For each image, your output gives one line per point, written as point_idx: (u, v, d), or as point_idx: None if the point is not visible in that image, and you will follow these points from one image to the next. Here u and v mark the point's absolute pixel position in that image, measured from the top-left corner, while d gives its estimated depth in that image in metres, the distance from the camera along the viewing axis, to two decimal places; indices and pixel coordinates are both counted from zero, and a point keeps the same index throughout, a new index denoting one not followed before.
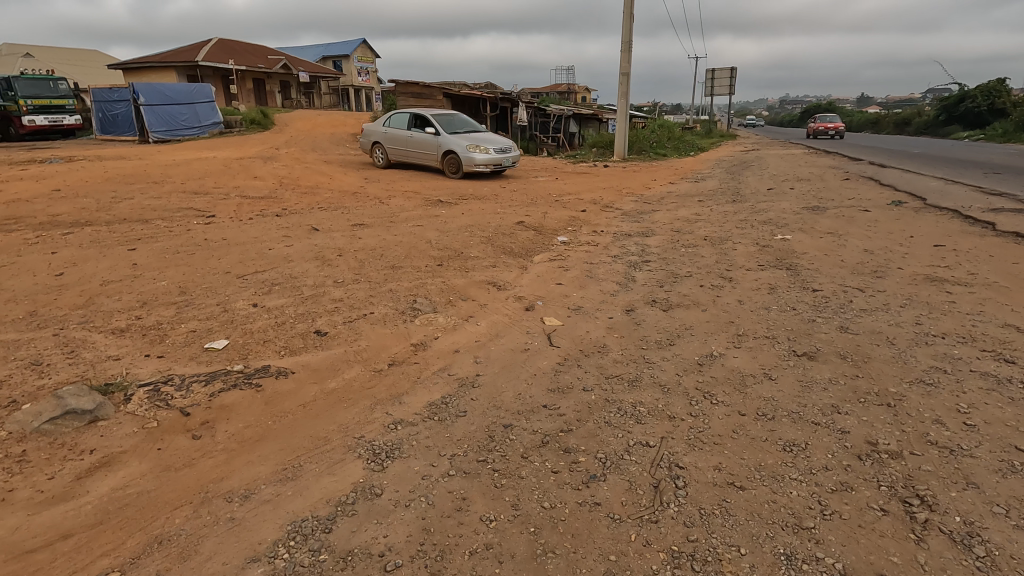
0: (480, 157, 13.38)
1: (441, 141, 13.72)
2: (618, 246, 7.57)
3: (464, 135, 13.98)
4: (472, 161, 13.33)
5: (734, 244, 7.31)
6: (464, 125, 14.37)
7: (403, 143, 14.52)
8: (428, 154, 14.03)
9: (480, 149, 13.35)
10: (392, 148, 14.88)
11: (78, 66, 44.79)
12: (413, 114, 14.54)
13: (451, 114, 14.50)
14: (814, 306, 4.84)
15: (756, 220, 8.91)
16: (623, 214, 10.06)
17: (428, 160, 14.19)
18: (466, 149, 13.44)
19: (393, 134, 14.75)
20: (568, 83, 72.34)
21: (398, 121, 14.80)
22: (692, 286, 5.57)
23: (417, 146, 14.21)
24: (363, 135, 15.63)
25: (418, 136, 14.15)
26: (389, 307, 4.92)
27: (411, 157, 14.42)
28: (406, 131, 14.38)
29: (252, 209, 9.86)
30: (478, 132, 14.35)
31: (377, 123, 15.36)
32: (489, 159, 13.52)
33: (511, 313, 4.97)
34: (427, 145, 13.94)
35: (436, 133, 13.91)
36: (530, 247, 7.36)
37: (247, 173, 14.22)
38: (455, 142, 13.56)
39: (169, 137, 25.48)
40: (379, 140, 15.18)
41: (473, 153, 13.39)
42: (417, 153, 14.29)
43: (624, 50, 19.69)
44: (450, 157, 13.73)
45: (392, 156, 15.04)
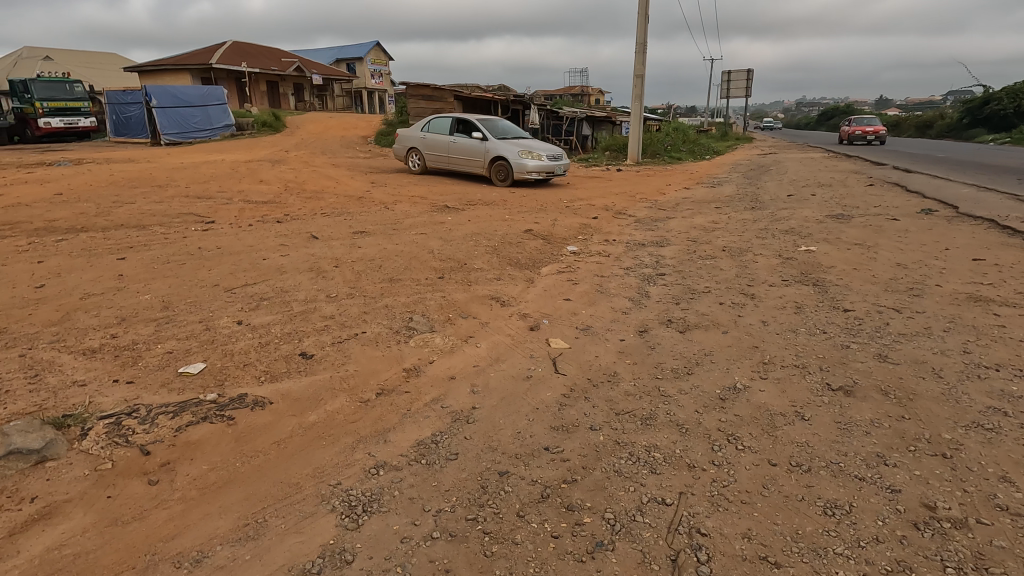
0: (534, 163, 12.78)
1: (490, 147, 13.09)
2: (631, 257, 7.17)
3: (513, 140, 13.38)
4: (524, 168, 12.74)
5: (754, 256, 6.89)
6: (508, 130, 13.75)
7: (445, 149, 13.87)
8: (474, 160, 13.40)
9: (533, 156, 12.75)
10: (431, 153, 14.20)
11: (97, 70, 45.33)
12: (455, 118, 13.87)
13: (495, 119, 13.87)
14: (846, 330, 4.41)
15: (776, 229, 8.47)
16: (637, 221, 9.64)
17: (473, 166, 13.56)
18: (517, 155, 12.84)
19: (433, 139, 14.07)
20: (581, 86, 71.97)
21: (438, 125, 14.13)
22: (710, 304, 5.17)
23: (461, 151, 13.57)
24: (398, 140, 14.90)
25: (463, 142, 13.51)
26: (383, 326, 4.57)
27: (454, 163, 13.76)
28: (447, 136, 13.71)
29: (254, 215, 9.60)
30: (524, 137, 13.73)
31: (413, 127, 14.64)
32: (541, 166, 12.92)
33: (514, 334, 4.60)
34: (474, 151, 13.30)
35: (483, 138, 13.26)
36: (538, 257, 6.99)
37: (253, 176, 14.02)
38: (506, 148, 12.94)
39: (181, 139, 25.52)
40: (416, 145, 14.47)
41: (524, 159, 12.78)
42: (461, 160, 13.63)
43: (638, 52, 19.27)
44: (499, 163, 13.14)
45: (431, 162, 14.36)
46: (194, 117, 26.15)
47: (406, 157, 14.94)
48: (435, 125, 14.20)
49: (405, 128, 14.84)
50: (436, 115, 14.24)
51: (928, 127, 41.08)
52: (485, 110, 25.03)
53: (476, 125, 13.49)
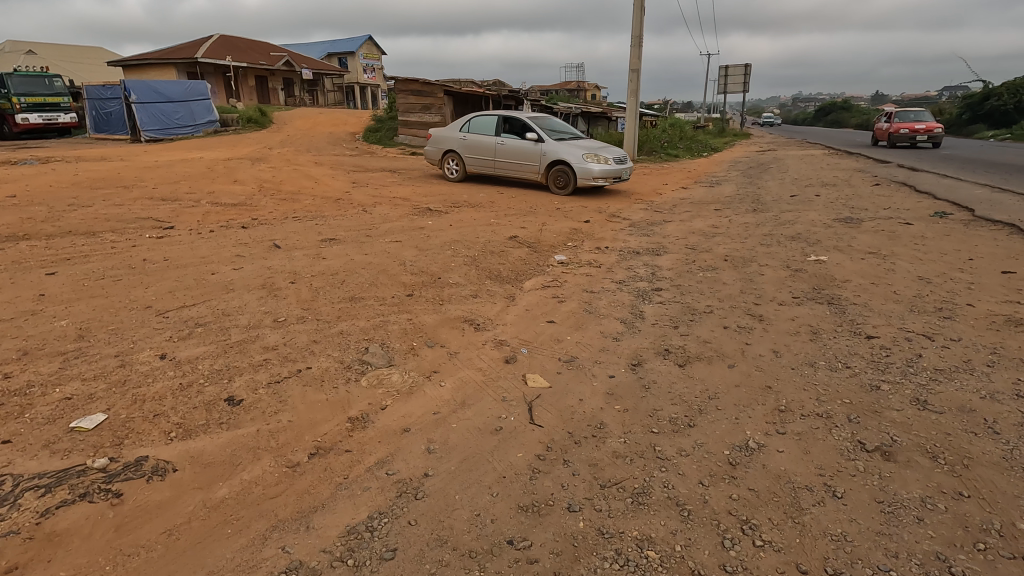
0: (601, 168, 11.23)
1: (548, 150, 11.49)
2: (624, 268, 6.53)
3: (571, 141, 11.79)
4: (589, 173, 11.14)
5: (759, 266, 6.26)
6: (562, 129, 12.19)
7: (490, 152, 12.26)
8: (528, 165, 11.80)
9: (599, 159, 11.20)
10: (474, 158, 12.56)
11: (81, 65, 44.28)
12: (501, 117, 12.26)
13: (546, 117, 12.29)
14: (872, 363, 3.78)
15: (782, 235, 7.85)
16: (632, 225, 8.98)
17: (525, 171, 11.93)
18: (580, 158, 11.27)
19: (477, 142, 12.43)
20: (577, 81, 71.04)
21: (482, 125, 12.50)
22: (713, 328, 4.52)
23: (512, 154, 11.96)
24: (431, 143, 13.22)
25: (514, 144, 11.90)
26: (332, 360, 3.91)
27: (502, 168, 12.12)
28: (493, 138, 12.11)
29: (219, 220, 8.90)
30: (581, 138, 12.14)
31: (450, 127, 12.96)
32: (607, 171, 11.35)
33: (487, 368, 3.94)
34: (529, 154, 11.71)
35: (538, 139, 11.63)
36: (522, 270, 6.32)
37: (228, 176, 13.27)
38: (566, 150, 11.36)
39: (163, 136, 24.65)
40: (454, 148, 12.82)
41: (588, 163, 11.22)
42: (512, 165, 12.02)
43: (633, 45, 18.60)
44: (558, 168, 11.53)
45: (472, 168, 12.73)
46: (176, 113, 25.34)
47: (442, 162, 13.22)
48: (479, 125, 12.54)
49: (440, 129, 13.13)
50: (478, 114, 12.62)
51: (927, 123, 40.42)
52: (475, 105, 24.31)
53: (529, 124, 11.87)
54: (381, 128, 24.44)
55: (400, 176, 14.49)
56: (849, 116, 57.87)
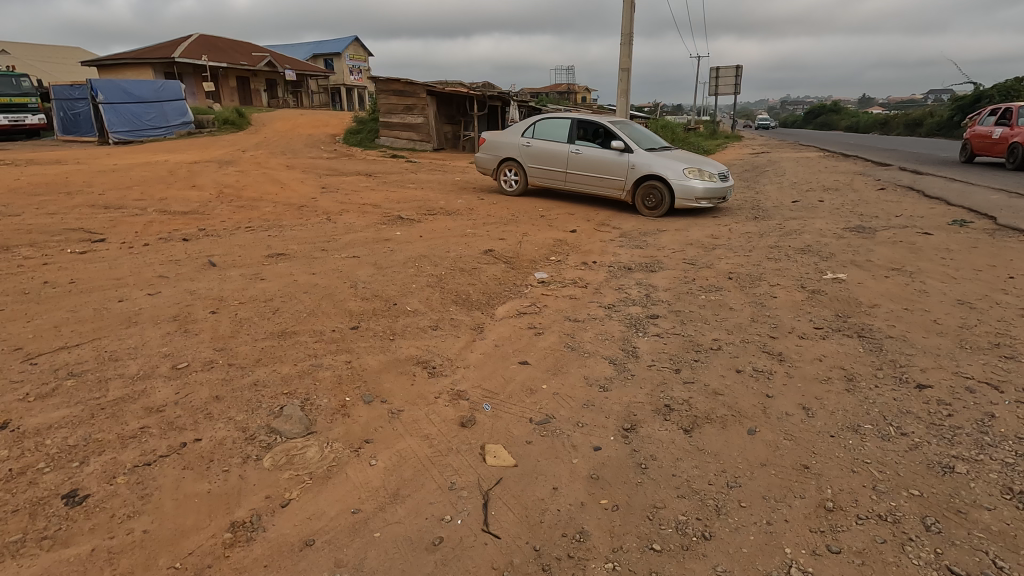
0: (706, 186, 8.92)
1: (638, 163, 9.16)
2: (614, 289, 5.65)
3: (664, 152, 9.45)
4: (693, 192, 8.82)
5: (768, 287, 5.43)
6: (649, 137, 9.85)
7: (559, 162, 10.00)
8: (610, 180, 9.50)
9: (704, 175, 8.91)
10: (539, 169, 10.32)
11: (57, 66, 42.90)
12: (575, 120, 9.96)
13: (628, 122, 9.98)
14: (933, 427, 2.94)
15: (789, 247, 7.02)
16: (622, 236, 8.12)
17: (606, 188, 9.64)
18: (680, 174, 8.95)
19: (545, 150, 10.15)
20: (567, 84, 70.34)
21: (550, 129, 10.21)
22: (724, 374, 3.65)
23: (590, 166, 9.63)
24: (485, 149, 10.94)
25: (592, 153, 9.61)
26: (231, 429, 2.98)
27: (576, 183, 9.89)
28: (564, 146, 9.87)
29: (161, 231, 7.92)
30: (671, 148, 9.80)
31: (511, 130, 10.67)
32: (713, 190, 9.05)
33: (436, 436, 3.03)
34: (614, 167, 9.38)
35: (625, 148, 9.29)
36: (494, 293, 5.41)
37: (187, 180, 12.25)
38: (661, 164, 9.04)
39: (133, 138, 23.45)
40: (515, 156, 10.56)
41: (689, 180, 8.92)
42: (589, 179, 9.71)
43: (624, 43, 17.80)
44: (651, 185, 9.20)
45: (535, 180, 10.46)
46: (148, 114, 24.20)
47: (498, 171, 11.01)
48: (547, 130, 10.24)
49: (498, 132, 10.83)
50: (546, 116, 10.33)
51: (918, 124, 39.90)
52: (459, 106, 23.44)
53: (614, 131, 9.55)
54: (363, 130, 23.55)
55: (375, 180, 13.55)
56: (839, 118, 57.54)
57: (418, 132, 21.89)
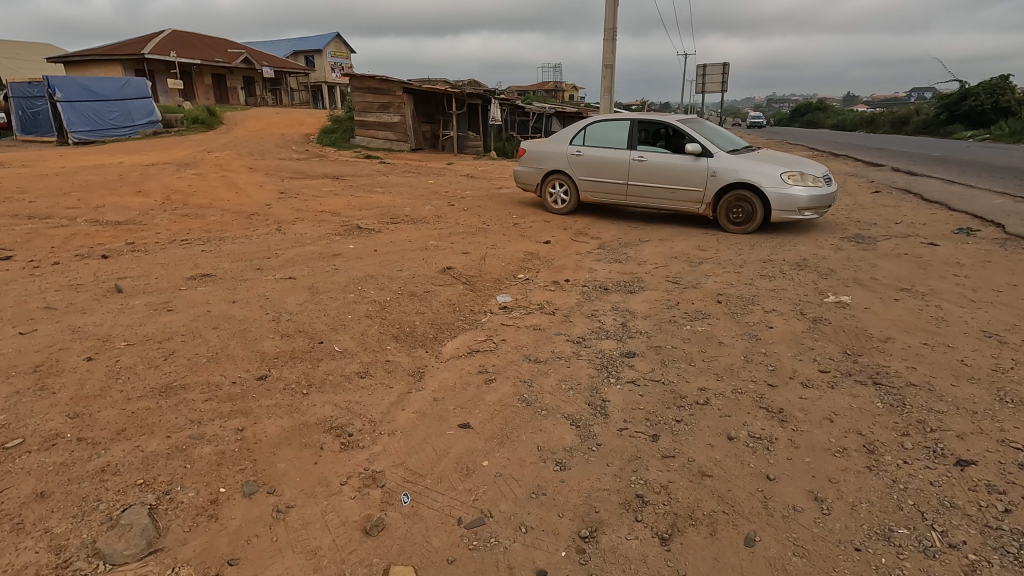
0: (810, 193, 7.18)
1: (721, 168, 7.46)
2: (587, 317, 4.88)
3: (751, 154, 7.74)
4: (796, 201, 7.09)
5: (761, 314, 4.70)
6: (726, 137, 8.14)
7: (619, 173, 8.25)
8: (683, 190, 7.78)
9: (805, 180, 7.19)
10: (594, 182, 8.53)
11: (23, 62, 41.29)
12: (634, 122, 8.24)
13: (698, 119, 8.27)
14: (990, 534, 2.21)
15: (782, 261, 6.34)
16: (599, 247, 7.38)
17: (681, 202, 7.90)
18: (777, 179, 7.24)
19: (601, 159, 8.37)
20: (554, 83, 69.64)
21: (604, 134, 8.46)
22: (712, 443, 2.90)
23: (658, 175, 7.90)
24: (525, 162, 9.14)
25: (657, 160, 7.90)
26: (41, 550, 2.17)
27: (642, 198, 8.14)
28: (625, 154, 8.11)
29: (83, 245, 7.06)
30: (755, 149, 8.08)
31: (557, 138, 8.90)
32: (819, 197, 7.29)
33: (327, 550, 2.27)
34: (689, 174, 7.68)
35: (703, 150, 7.59)
36: (446, 324, 4.62)
37: (133, 185, 11.35)
38: (751, 168, 7.33)
39: (95, 138, 22.31)
40: (564, 168, 8.77)
41: (789, 185, 7.21)
42: (657, 191, 7.98)
43: (606, 38, 17.05)
44: (739, 195, 7.48)
45: (588, 195, 8.66)
46: (112, 113, 23.08)
47: (544, 188, 9.17)
48: (601, 134, 8.47)
49: (541, 141, 9.05)
50: (597, 118, 8.56)
51: (903, 123, 39.56)
52: (437, 105, 22.59)
53: (686, 131, 7.86)
54: (337, 128, 22.58)
55: (342, 183, 12.70)
56: (824, 117, 57.45)
57: (394, 132, 21.02)
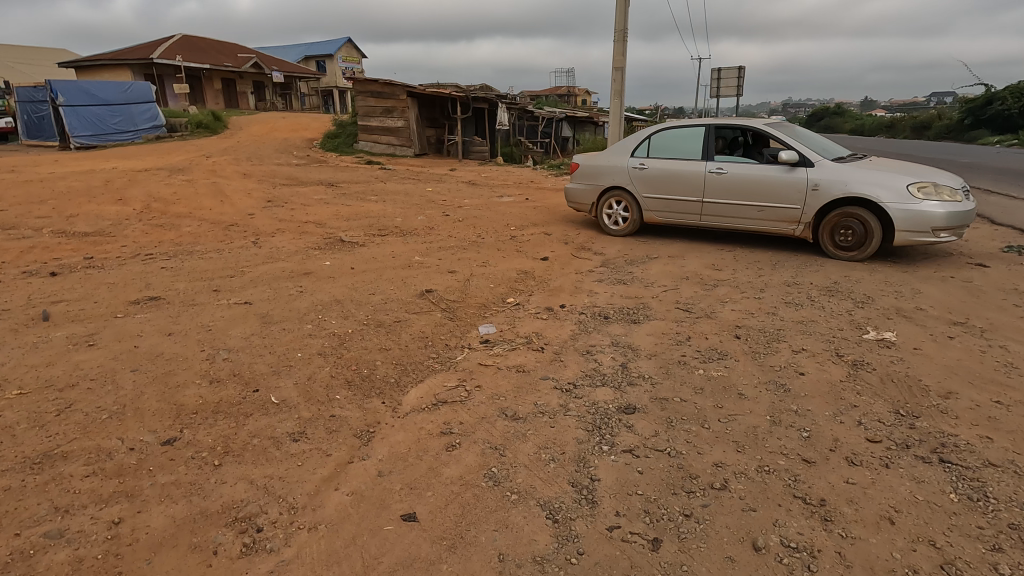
0: (947, 209, 5.65)
1: (825, 180, 6.05)
2: (581, 355, 4.15)
3: (865, 163, 6.27)
4: (931, 219, 5.56)
5: (788, 356, 3.94)
6: (825, 143, 6.70)
7: (692, 189, 6.88)
8: (773, 208, 6.40)
9: (940, 192, 5.68)
10: (661, 200, 7.14)
11: (38, 68, 41.61)
12: (710, 128, 6.89)
13: (788, 124, 6.87)
14: None
15: (807, 284, 5.58)
16: (602, 265, 6.66)
17: (774, 224, 6.47)
18: (902, 192, 5.75)
19: (671, 173, 6.99)
20: (566, 88, 68.99)
21: (673, 142, 7.11)
22: (731, 557, 2.18)
23: (741, 190, 6.52)
24: (576, 178, 7.78)
25: (739, 172, 6.53)
26: None
27: (724, 218, 6.74)
28: (702, 166, 6.74)
29: (37, 259, 6.52)
30: (865, 156, 6.59)
31: (614, 150, 7.53)
32: (961, 215, 5.72)
33: None
34: (782, 189, 6.28)
35: (801, 159, 6.20)
36: (414, 365, 3.90)
37: (115, 192, 10.87)
38: (866, 179, 5.89)
39: (98, 143, 22.06)
40: (624, 184, 7.39)
41: (918, 199, 5.70)
42: (741, 209, 6.59)
43: (617, 39, 16.30)
44: (851, 213, 5.99)
45: (653, 216, 7.29)
46: (114, 117, 22.80)
47: (601, 206, 7.71)
48: (668, 144, 7.13)
49: (596, 153, 7.67)
50: (664, 125, 7.22)
51: (925, 127, 38.18)
52: (442, 109, 22.01)
53: (777, 137, 6.47)
54: (341, 133, 22.06)
55: (335, 190, 12.11)
56: (842, 121, 56.13)
57: (397, 137, 20.44)
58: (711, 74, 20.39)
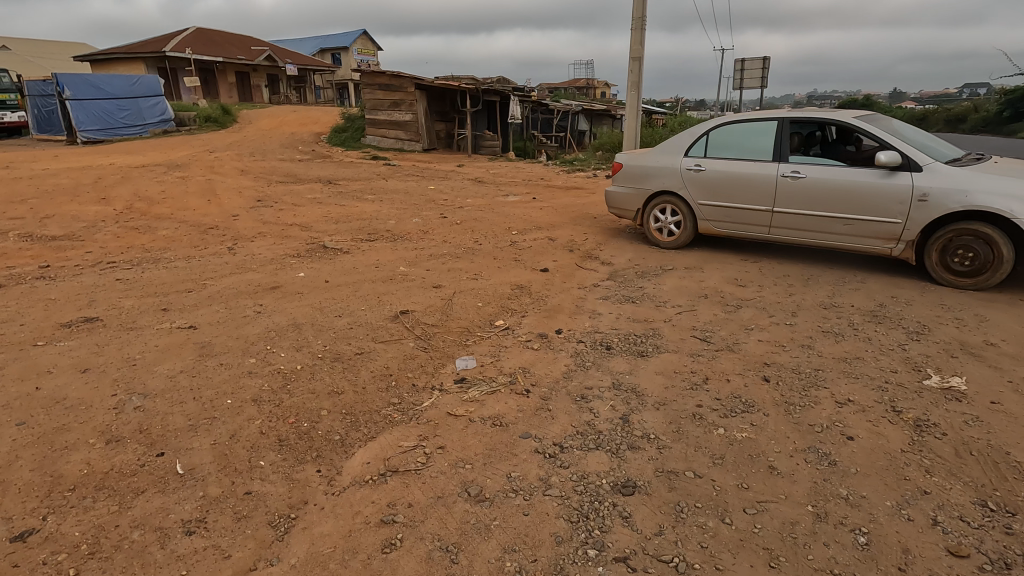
0: None
1: (937, 190, 4.80)
2: (573, 402, 3.40)
3: (993, 168, 4.97)
4: None
5: (830, 410, 3.15)
6: (936, 141, 5.40)
7: (761, 197, 5.67)
8: (864, 223, 5.17)
9: None
10: (720, 209, 5.98)
11: (56, 63, 41.81)
12: (786, 122, 5.65)
13: (887, 115, 5.57)
14: None
15: (845, 307, 4.77)
16: (609, 277, 5.90)
17: (867, 242, 5.23)
18: None
19: (733, 177, 5.81)
20: (584, 81, 67.73)
21: (738, 140, 5.91)
22: None
23: (822, 198, 5.31)
24: (618, 179, 6.64)
25: (821, 177, 5.30)
26: None
27: (804, 233, 5.52)
28: (777, 171, 5.52)
29: None
30: (987, 159, 5.28)
31: (664, 148, 6.37)
32: None
33: None
34: (877, 197, 5.04)
35: (909, 163, 4.94)
36: (369, 418, 3.18)
37: (101, 190, 10.41)
38: (996, 189, 4.62)
39: (105, 137, 21.82)
40: (676, 189, 6.22)
41: None
42: (822, 222, 5.37)
43: (636, 28, 15.34)
44: (987, 250, 4.72)
45: (708, 227, 6.15)
46: (122, 112, 22.54)
47: (656, 210, 6.48)
48: (732, 141, 5.94)
49: (645, 151, 6.51)
50: (728, 118, 6.01)
51: (959, 120, 36.36)
52: (452, 102, 21.27)
53: (868, 132, 5.21)
54: (348, 127, 21.47)
55: (331, 188, 11.50)
56: None
57: (405, 131, 19.78)
58: (734, 65, 19.28)
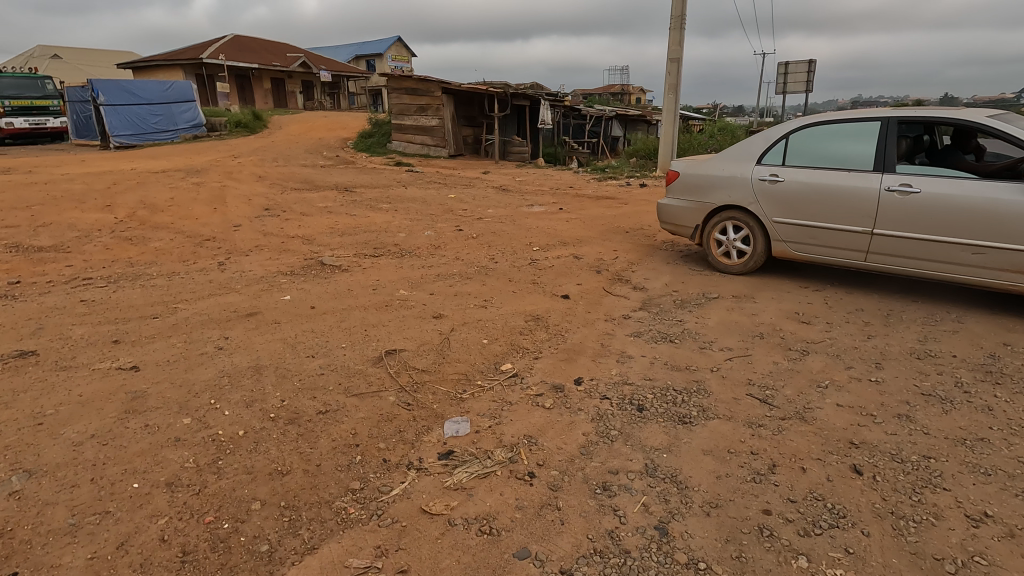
0: None
1: None
2: (590, 496, 2.52)
3: None
4: None
5: (963, 536, 2.20)
6: None
7: (859, 216, 4.65)
8: (1001, 252, 4.12)
9: None
10: (800, 228, 4.98)
11: (103, 71, 43.13)
12: (892, 123, 4.62)
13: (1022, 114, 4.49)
14: None
15: (944, 357, 3.76)
16: (642, 307, 5.00)
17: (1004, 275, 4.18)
18: None
19: (820, 190, 4.81)
20: (620, 86, 66.51)
21: (827, 145, 4.89)
22: None
23: (941, 219, 4.28)
24: (673, 191, 5.72)
25: (940, 193, 4.27)
26: None
27: (915, 262, 4.50)
28: (882, 185, 4.50)
29: None
30: None
31: (731, 155, 5.41)
32: None
33: None
34: (1019, 220, 4.00)
35: None
36: (316, 517, 2.37)
37: (108, 196, 10.03)
38: None
39: (137, 143, 21.96)
40: (745, 205, 5.25)
41: None
42: (940, 248, 4.34)
43: (676, 27, 14.35)
44: None
45: (783, 250, 5.16)
46: (155, 117, 22.68)
47: (726, 228, 5.46)
48: (819, 147, 4.92)
49: (707, 159, 5.55)
50: (814, 119, 5.00)
51: None
52: (480, 107, 20.62)
53: (1005, 135, 4.14)
54: (375, 132, 21.05)
55: (346, 196, 10.90)
56: None
57: (431, 136, 19.21)
58: (779, 69, 18.02)
